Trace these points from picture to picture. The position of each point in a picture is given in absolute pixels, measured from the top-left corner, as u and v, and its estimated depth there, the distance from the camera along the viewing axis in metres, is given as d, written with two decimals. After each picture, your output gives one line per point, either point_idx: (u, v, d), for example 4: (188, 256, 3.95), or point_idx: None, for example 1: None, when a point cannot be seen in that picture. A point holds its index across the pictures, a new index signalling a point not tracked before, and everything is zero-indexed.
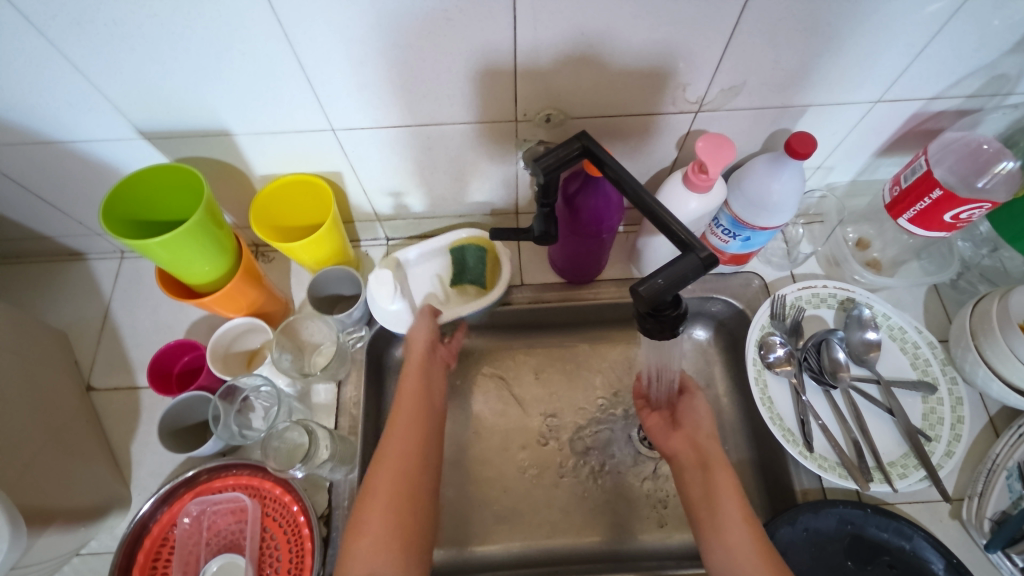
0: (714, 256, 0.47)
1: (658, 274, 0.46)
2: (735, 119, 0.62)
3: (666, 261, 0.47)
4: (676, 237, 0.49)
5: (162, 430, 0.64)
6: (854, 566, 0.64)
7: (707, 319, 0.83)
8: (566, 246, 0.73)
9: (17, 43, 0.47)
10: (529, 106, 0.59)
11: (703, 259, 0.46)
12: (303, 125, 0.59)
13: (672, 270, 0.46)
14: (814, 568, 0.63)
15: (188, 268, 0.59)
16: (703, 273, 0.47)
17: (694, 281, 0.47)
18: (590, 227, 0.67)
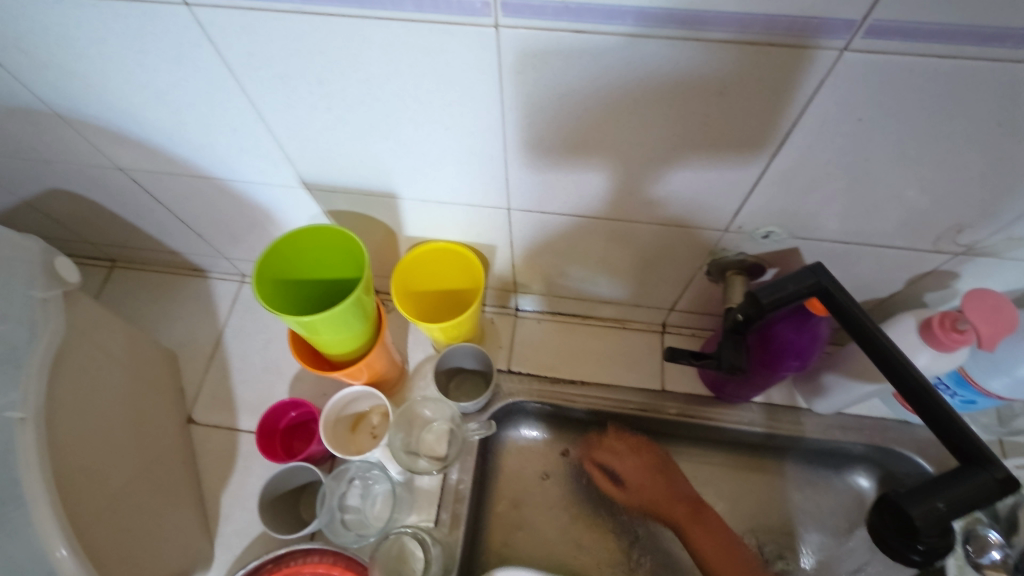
0: (1018, 479, 0.34)
1: (934, 494, 0.35)
2: (1000, 269, 0.49)
3: (941, 474, 0.36)
4: (954, 435, 0.37)
5: (263, 501, 0.58)
6: None
7: (874, 466, 0.68)
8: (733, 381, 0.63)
9: (211, 90, 0.42)
10: (749, 220, 0.49)
11: (1005, 482, 0.34)
12: (477, 200, 0.52)
13: (952, 490, 0.35)
14: None
15: (327, 339, 0.52)
16: (1000, 499, 0.35)
17: (983, 507, 0.35)
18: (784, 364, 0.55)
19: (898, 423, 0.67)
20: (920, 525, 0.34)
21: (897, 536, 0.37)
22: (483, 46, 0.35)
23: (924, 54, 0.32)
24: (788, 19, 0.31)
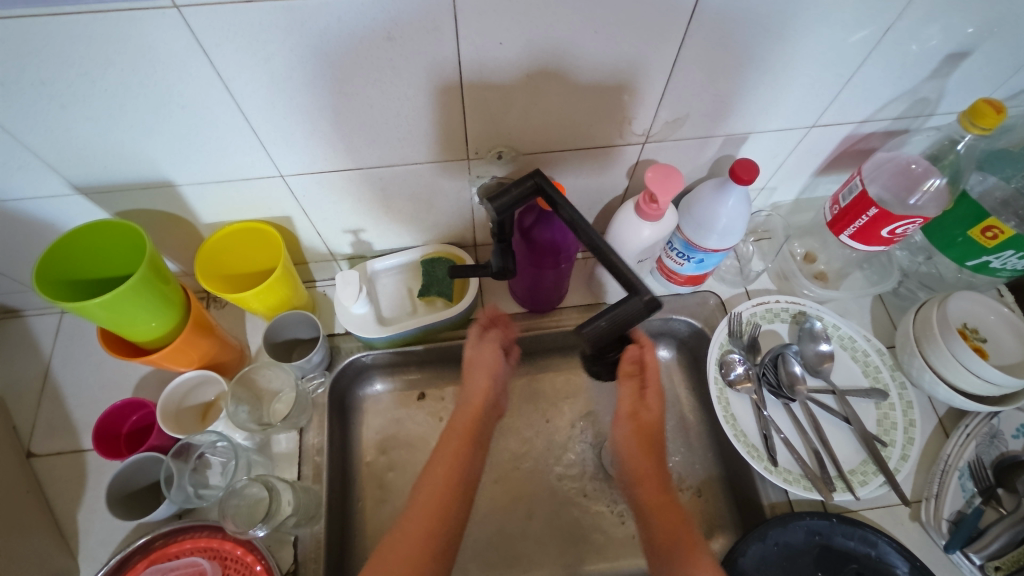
0: (657, 299, 0.48)
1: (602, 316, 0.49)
2: (681, 149, 0.64)
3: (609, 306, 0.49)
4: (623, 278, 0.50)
5: (111, 496, 0.60)
6: None
7: (669, 338, 0.85)
8: (526, 283, 0.74)
9: None
10: (481, 145, 0.59)
11: (645, 303, 0.48)
12: (248, 173, 0.58)
13: (612, 313, 0.49)
14: None
15: (134, 326, 0.56)
16: (647, 315, 0.48)
17: (639, 322, 0.49)
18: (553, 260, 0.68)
19: (670, 295, 0.82)
20: (591, 340, 0.48)
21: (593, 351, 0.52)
22: (173, 25, 0.41)
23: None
24: None
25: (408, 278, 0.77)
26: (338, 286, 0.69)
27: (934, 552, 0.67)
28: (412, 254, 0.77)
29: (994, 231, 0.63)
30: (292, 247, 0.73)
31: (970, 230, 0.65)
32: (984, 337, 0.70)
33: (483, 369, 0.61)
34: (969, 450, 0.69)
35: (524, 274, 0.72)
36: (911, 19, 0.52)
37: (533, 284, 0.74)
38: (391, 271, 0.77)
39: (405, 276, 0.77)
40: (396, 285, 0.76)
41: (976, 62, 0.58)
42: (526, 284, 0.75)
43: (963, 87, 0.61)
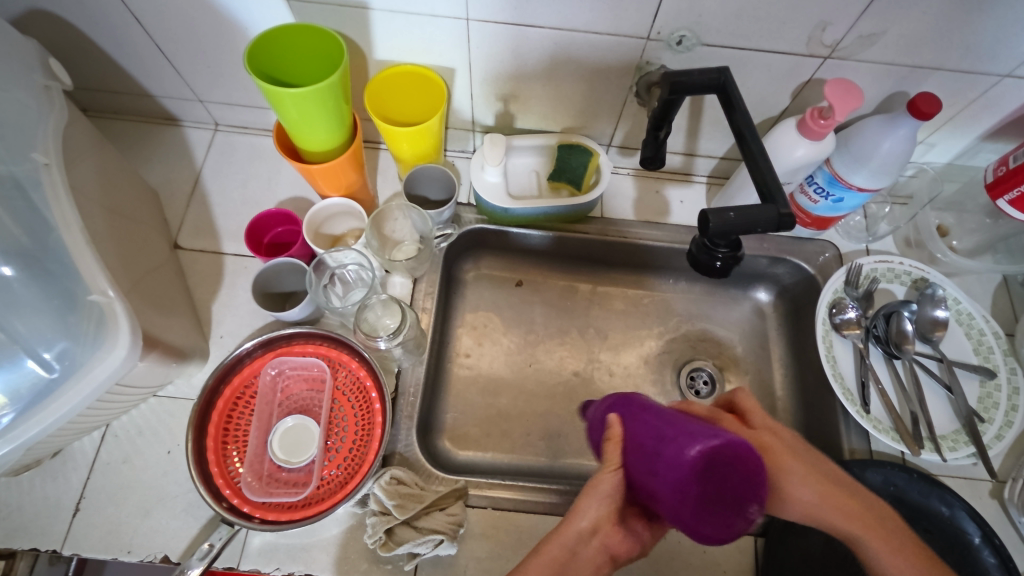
0: (793, 217, 0.47)
1: (731, 209, 0.47)
2: (861, 72, 0.62)
3: (746, 203, 0.48)
4: (766, 189, 0.50)
5: (256, 290, 0.66)
6: None
7: (770, 284, 0.87)
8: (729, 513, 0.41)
9: None
10: (665, 25, 0.59)
11: (783, 215, 0.46)
12: (438, 9, 0.60)
13: (747, 211, 0.47)
14: None
15: (309, 132, 0.60)
16: (776, 228, 0.47)
17: (762, 233, 0.48)
18: (690, 426, 0.45)
19: (788, 238, 0.82)
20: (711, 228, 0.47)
21: (703, 242, 0.50)
22: None
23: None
24: None
25: (538, 164, 0.79)
26: (483, 147, 0.72)
27: (1008, 529, 0.67)
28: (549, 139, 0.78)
29: None
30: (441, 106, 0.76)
31: None
32: None
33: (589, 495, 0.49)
34: None
35: (695, 484, 0.41)
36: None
37: (706, 481, 0.41)
38: (525, 152, 0.79)
39: (536, 161, 0.80)
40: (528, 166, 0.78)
41: None
42: (716, 493, 0.41)
43: None
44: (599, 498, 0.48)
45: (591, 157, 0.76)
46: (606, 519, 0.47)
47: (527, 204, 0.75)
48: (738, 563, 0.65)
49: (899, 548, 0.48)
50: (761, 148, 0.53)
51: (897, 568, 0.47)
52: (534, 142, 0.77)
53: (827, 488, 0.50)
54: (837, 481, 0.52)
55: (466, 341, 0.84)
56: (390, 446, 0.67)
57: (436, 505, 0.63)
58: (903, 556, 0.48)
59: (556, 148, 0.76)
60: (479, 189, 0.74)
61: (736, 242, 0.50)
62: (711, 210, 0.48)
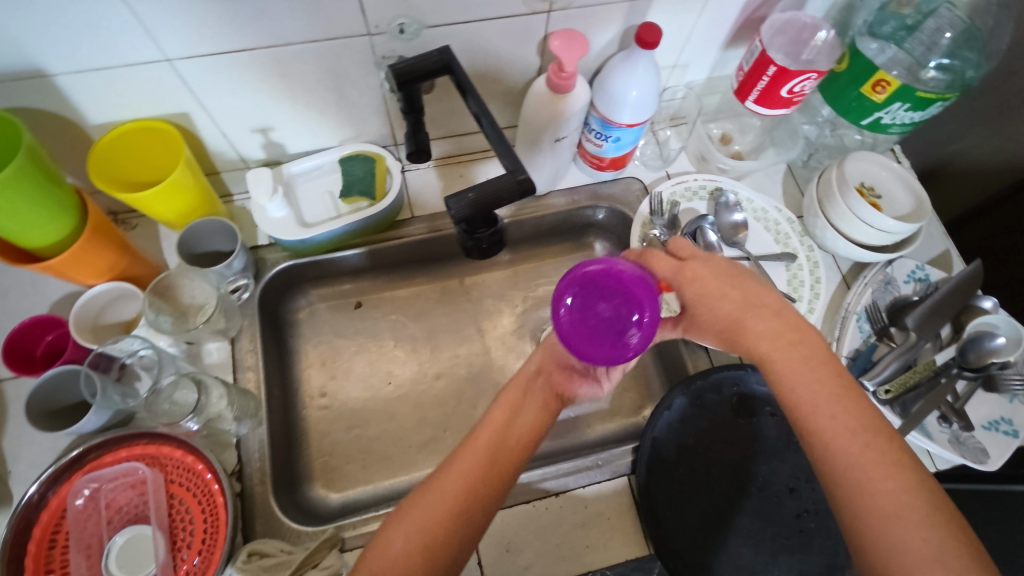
0: (531, 180, 0.48)
1: (471, 190, 0.47)
2: (587, 16, 0.64)
3: (485, 178, 0.48)
4: (505, 159, 0.50)
5: (31, 412, 0.59)
6: (744, 421, 0.71)
7: (597, 230, 0.90)
8: (616, 336, 0.46)
9: None
10: (379, 17, 0.57)
11: (519, 181, 0.47)
12: (130, 58, 0.54)
13: (486, 186, 0.47)
14: (714, 430, 0.70)
15: (23, 227, 0.53)
16: (520, 195, 0.48)
17: (509, 204, 0.49)
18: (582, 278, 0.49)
19: (595, 184, 0.85)
20: (456, 215, 0.47)
21: (462, 228, 0.50)
22: None
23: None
24: None
25: (329, 183, 0.75)
26: (249, 185, 0.67)
27: None
28: (328, 156, 0.75)
29: (883, 83, 0.67)
30: (198, 153, 0.70)
31: (862, 87, 0.69)
32: (880, 194, 0.76)
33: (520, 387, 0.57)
34: (866, 296, 0.75)
35: (580, 325, 0.47)
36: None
37: (578, 319, 0.47)
38: (308, 176, 0.75)
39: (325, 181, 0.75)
40: (316, 189, 0.74)
41: None
42: (597, 324, 0.47)
43: None
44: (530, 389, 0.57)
45: (376, 163, 0.74)
46: (549, 364, 0.59)
47: (324, 228, 0.71)
48: (619, 506, 0.68)
49: (843, 407, 0.48)
50: (494, 121, 0.53)
51: (828, 427, 0.47)
52: (317, 162, 0.74)
53: (772, 344, 0.53)
54: (791, 334, 0.53)
55: (317, 380, 0.80)
56: (248, 521, 0.63)
57: (308, 564, 0.60)
58: (846, 421, 0.47)
59: (341, 163, 0.74)
60: (267, 228, 0.70)
61: (493, 217, 0.51)
62: (454, 195, 0.48)
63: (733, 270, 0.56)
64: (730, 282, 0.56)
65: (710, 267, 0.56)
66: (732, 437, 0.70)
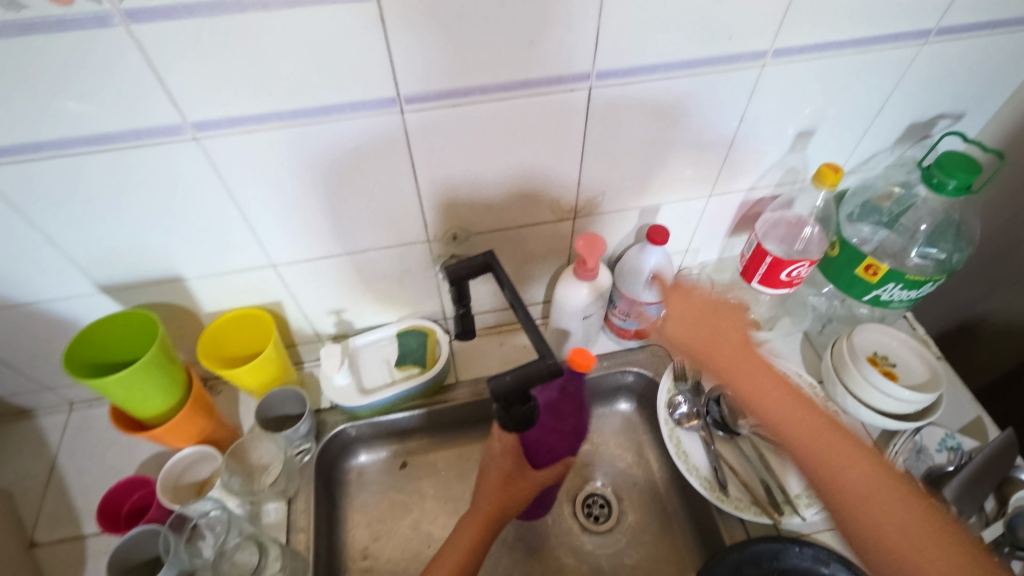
0: (558, 362, 0.56)
1: (507, 375, 0.55)
2: (606, 221, 0.77)
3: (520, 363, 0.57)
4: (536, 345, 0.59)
5: (110, 570, 0.64)
6: None
7: (627, 393, 0.95)
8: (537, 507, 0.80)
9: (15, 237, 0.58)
10: (438, 228, 0.71)
11: (548, 365, 0.55)
12: (243, 265, 0.69)
13: (520, 370, 0.56)
14: None
15: (140, 401, 0.65)
16: (549, 377, 0.56)
17: (542, 383, 0.57)
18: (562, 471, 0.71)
19: (622, 351, 0.93)
20: (495, 393, 0.55)
21: (500, 404, 0.57)
22: (190, 153, 0.54)
23: (451, 103, 0.56)
24: (361, 103, 0.53)
25: (387, 353, 0.86)
26: (322, 359, 0.78)
27: None
28: (387, 330, 0.87)
29: (874, 268, 0.75)
30: (281, 330, 0.83)
31: (857, 269, 0.78)
32: (894, 363, 0.80)
33: (493, 485, 0.66)
34: (900, 464, 0.76)
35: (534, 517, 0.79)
36: (765, 101, 0.66)
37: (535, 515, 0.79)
38: (370, 347, 0.86)
39: (384, 351, 0.87)
40: (375, 358, 0.85)
41: (824, 135, 0.72)
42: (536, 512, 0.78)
43: (823, 155, 0.75)
44: (496, 485, 0.66)
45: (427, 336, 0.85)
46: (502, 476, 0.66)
47: (381, 395, 0.81)
48: None
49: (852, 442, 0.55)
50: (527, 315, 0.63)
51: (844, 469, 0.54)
52: (377, 334, 0.86)
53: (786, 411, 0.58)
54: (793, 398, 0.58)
55: (360, 541, 0.84)
56: None
57: None
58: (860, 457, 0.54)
59: (398, 336, 0.86)
60: (333, 395, 0.80)
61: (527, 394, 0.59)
62: (494, 378, 0.56)
63: (718, 312, 0.64)
64: (710, 322, 0.64)
65: (693, 299, 0.65)
66: None
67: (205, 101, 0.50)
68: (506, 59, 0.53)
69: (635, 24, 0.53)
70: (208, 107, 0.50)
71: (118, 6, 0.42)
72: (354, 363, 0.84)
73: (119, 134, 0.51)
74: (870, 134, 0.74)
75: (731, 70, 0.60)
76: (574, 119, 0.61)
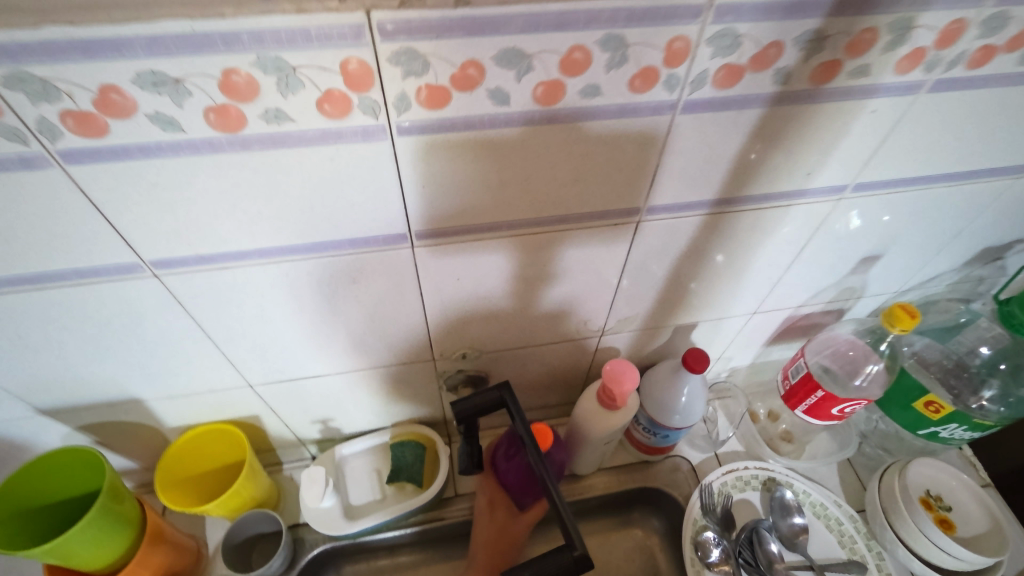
0: (587, 556, 0.46)
1: (527, 568, 0.46)
2: (636, 336, 0.68)
3: (543, 549, 0.48)
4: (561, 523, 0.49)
5: None
6: None
7: (644, 507, 0.85)
8: None
9: None
10: (445, 348, 0.62)
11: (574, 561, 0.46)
12: (217, 385, 0.59)
13: (543, 562, 0.46)
14: None
15: (80, 558, 0.54)
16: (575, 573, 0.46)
17: None
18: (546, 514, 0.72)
19: (641, 462, 0.83)
20: None
21: None
22: (150, 288, 0.44)
23: (473, 239, 0.46)
24: (363, 239, 0.44)
25: (379, 463, 0.76)
26: (302, 484, 0.69)
27: None
28: (379, 437, 0.77)
29: (936, 405, 0.67)
30: (259, 437, 0.73)
31: (916, 403, 0.69)
32: (949, 506, 0.72)
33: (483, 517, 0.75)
34: None
35: None
36: (831, 229, 0.57)
37: None
38: (360, 456, 0.76)
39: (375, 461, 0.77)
40: (365, 470, 0.75)
41: (888, 259, 0.64)
42: None
43: (883, 276, 0.67)
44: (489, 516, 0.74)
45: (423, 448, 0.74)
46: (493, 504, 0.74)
47: (368, 519, 0.70)
48: None
49: None
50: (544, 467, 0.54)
51: None
52: (369, 443, 0.76)
53: None
54: None
55: None
56: None
57: None
58: None
59: (391, 446, 0.75)
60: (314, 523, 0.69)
61: None
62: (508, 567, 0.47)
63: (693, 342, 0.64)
64: None
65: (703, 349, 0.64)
66: None
67: (170, 242, 0.40)
68: (544, 197, 0.44)
69: (701, 162, 0.44)
70: (173, 247, 0.40)
71: (49, 148, 0.32)
72: (339, 476, 0.74)
73: (60, 273, 0.41)
74: (937, 258, 0.66)
75: (800, 203, 0.51)
76: (614, 249, 0.52)
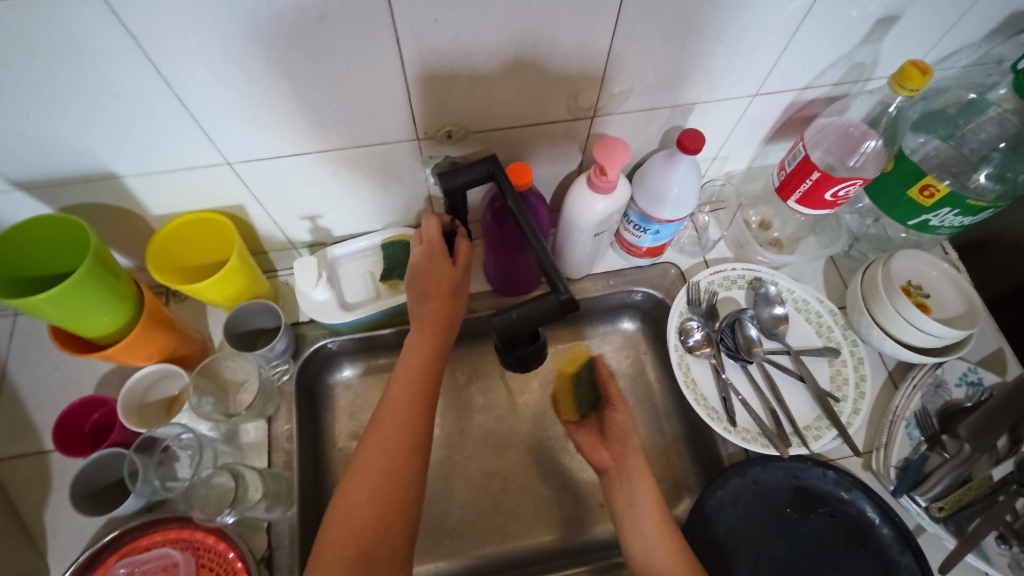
0: (573, 299, 0.48)
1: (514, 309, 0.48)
2: (629, 121, 0.65)
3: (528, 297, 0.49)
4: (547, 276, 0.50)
5: (75, 495, 0.60)
6: (796, 513, 0.68)
7: (632, 311, 0.87)
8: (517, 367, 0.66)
9: None
10: (429, 125, 0.59)
11: (560, 303, 0.47)
12: (194, 162, 0.57)
13: (528, 308, 0.48)
14: (763, 519, 0.68)
15: (83, 321, 0.56)
16: (561, 316, 0.48)
17: (550, 322, 0.49)
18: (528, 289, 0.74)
19: (630, 268, 0.84)
20: (499, 331, 0.48)
21: (503, 345, 0.52)
22: (95, 10, 0.40)
23: None
24: None
25: (371, 264, 0.77)
26: (296, 273, 0.69)
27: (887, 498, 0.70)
28: (370, 239, 0.77)
29: (930, 189, 0.65)
30: (248, 236, 0.73)
31: (910, 190, 0.68)
32: (928, 293, 0.74)
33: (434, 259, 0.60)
34: (915, 401, 0.72)
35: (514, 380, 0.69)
36: None
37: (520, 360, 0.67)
38: (352, 258, 0.77)
39: (366, 262, 0.77)
40: (357, 270, 0.76)
41: (905, 24, 0.59)
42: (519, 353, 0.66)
43: (896, 50, 0.63)
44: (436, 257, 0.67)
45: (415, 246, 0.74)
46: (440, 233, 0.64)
47: (364, 312, 0.72)
48: None
49: None
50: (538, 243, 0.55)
51: None
52: (359, 244, 0.77)
53: None
54: None
55: None
56: None
57: None
58: None
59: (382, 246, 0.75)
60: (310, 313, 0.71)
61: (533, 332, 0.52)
62: (496, 313, 0.49)
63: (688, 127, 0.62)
64: None
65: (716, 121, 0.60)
66: (782, 532, 0.68)
67: None
68: None
69: None
70: None
71: None
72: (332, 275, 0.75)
73: None
74: (955, 30, 0.61)
75: None
76: None
